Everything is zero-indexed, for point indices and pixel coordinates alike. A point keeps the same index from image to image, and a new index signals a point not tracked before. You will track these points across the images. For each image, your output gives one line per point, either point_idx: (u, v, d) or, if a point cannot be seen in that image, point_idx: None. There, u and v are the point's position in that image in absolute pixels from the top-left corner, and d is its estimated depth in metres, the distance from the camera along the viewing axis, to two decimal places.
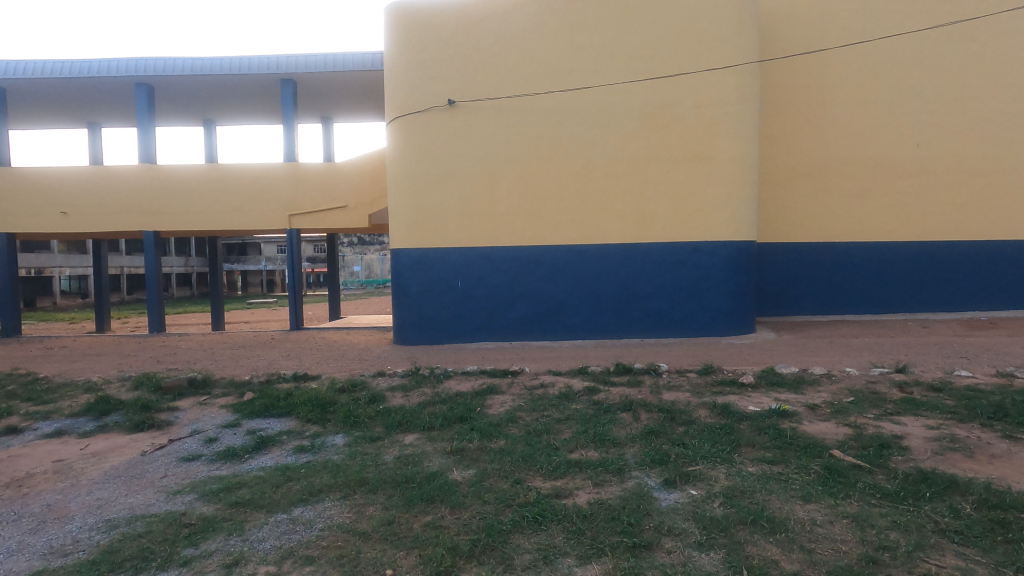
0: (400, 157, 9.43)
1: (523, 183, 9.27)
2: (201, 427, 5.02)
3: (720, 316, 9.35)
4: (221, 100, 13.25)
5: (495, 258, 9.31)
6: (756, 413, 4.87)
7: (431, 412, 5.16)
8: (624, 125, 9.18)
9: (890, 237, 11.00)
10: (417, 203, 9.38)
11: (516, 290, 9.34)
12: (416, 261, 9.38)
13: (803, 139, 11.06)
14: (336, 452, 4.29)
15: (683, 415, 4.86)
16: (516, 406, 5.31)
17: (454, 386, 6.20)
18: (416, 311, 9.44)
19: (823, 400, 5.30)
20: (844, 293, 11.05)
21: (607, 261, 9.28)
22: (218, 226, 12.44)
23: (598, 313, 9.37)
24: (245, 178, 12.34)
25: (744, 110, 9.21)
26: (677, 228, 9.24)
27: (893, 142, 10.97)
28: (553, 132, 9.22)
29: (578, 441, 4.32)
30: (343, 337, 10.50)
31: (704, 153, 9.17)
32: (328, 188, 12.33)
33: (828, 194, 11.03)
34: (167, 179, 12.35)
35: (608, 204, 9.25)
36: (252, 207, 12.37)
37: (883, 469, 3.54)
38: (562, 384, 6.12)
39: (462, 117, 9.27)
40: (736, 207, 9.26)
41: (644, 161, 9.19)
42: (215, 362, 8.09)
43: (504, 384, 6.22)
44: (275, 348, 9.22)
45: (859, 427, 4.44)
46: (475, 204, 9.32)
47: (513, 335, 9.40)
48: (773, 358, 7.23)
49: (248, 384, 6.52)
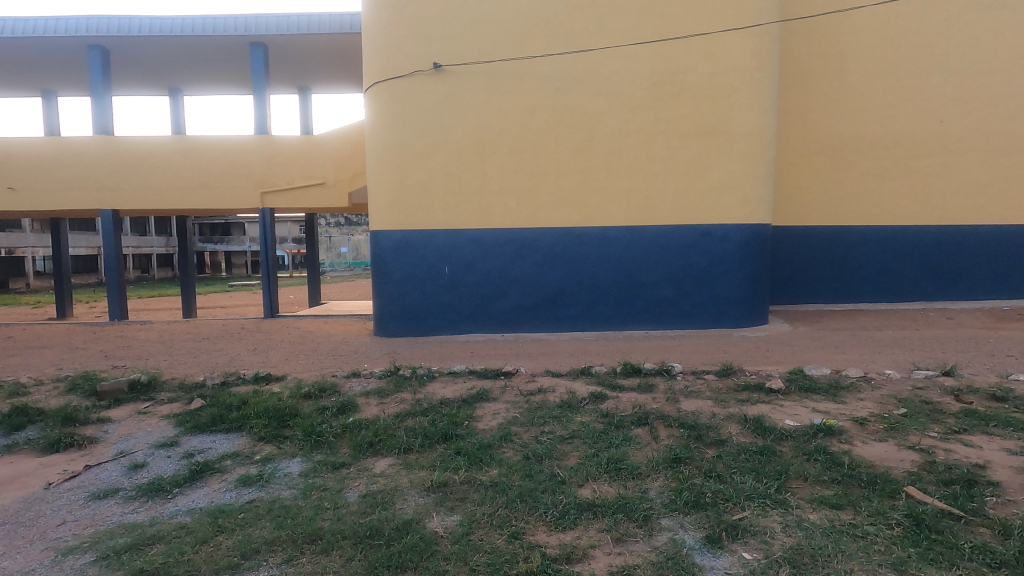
0: (379, 128, 8.43)
1: (517, 158, 8.36)
2: (129, 448, 4.15)
3: (731, 306, 8.58)
4: (186, 65, 12.09)
5: (487, 242, 8.43)
6: (796, 430, 4.10)
7: (409, 427, 4.32)
8: (630, 95, 8.27)
9: (910, 220, 10.26)
10: (400, 179, 8.41)
11: (509, 276, 8.49)
12: (398, 244, 8.46)
13: (819, 114, 10.21)
14: (288, 486, 3.44)
15: (711, 434, 4.06)
16: (511, 421, 4.49)
17: (439, 391, 5.34)
18: (399, 300, 8.55)
19: (869, 411, 4.52)
20: (860, 280, 10.31)
21: (608, 245, 8.44)
22: (184, 204, 11.40)
23: (599, 302, 8.56)
24: (213, 151, 11.27)
25: (762, 79, 8.31)
26: (685, 209, 8.41)
27: (915, 118, 10.16)
28: (551, 102, 8.28)
29: (589, 471, 3.51)
30: (319, 327, 9.60)
31: (718, 126, 8.30)
32: (304, 162, 11.32)
33: (845, 174, 10.24)
34: (127, 151, 11.25)
35: (611, 182, 8.37)
36: (221, 184, 11.33)
37: (984, 520, 2.78)
38: (563, 389, 5.29)
39: (449, 83, 8.30)
40: (752, 186, 8.43)
41: (652, 134, 8.31)
42: (170, 358, 7.18)
43: (498, 388, 5.38)
44: (241, 341, 8.31)
45: (927, 451, 3.68)
46: (464, 182, 8.40)
47: (506, 326, 8.57)
48: (797, 356, 6.45)
49: (200, 387, 5.64)
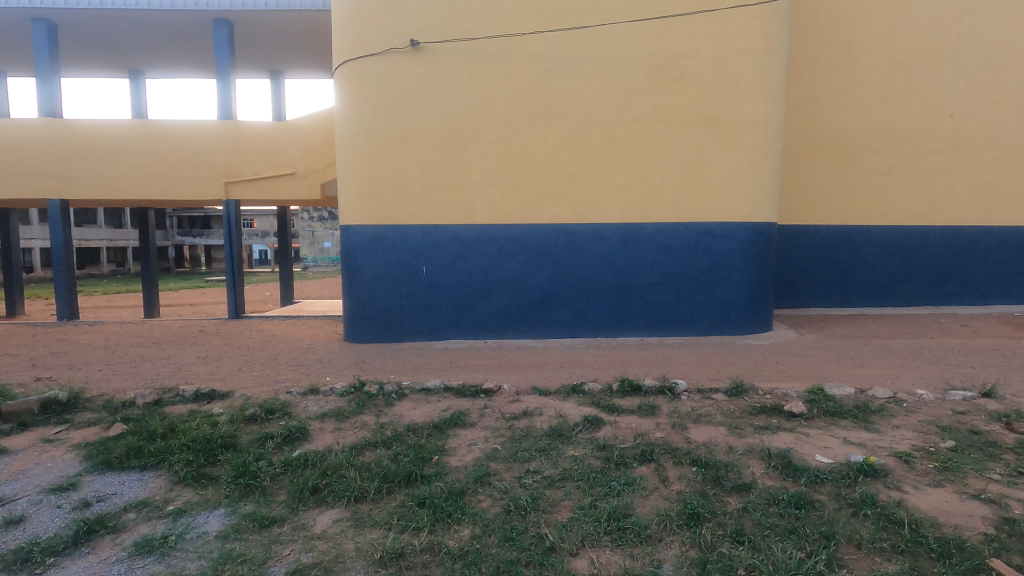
0: (351, 111, 7.61)
1: (503, 148, 7.60)
2: (12, 493, 3.33)
3: (734, 312, 7.91)
4: (145, 43, 11.14)
5: (469, 239, 7.67)
6: (832, 470, 3.42)
7: (365, 465, 3.55)
8: (626, 80, 7.55)
9: (918, 220, 9.68)
10: (373, 168, 7.60)
11: (493, 277, 7.74)
12: (371, 241, 7.66)
13: (825, 105, 9.57)
14: (198, 555, 2.66)
15: (731, 476, 3.36)
16: (489, 456, 3.75)
17: (407, 415, 4.57)
18: (371, 302, 7.75)
19: (911, 444, 3.85)
20: (866, 283, 9.70)
21: (601, 244, 7.73)
22: (140, 194, 10.46)
23: (591, 306, 7.84)
24: (173, 136, 10.36)
25: (771, 64, 7.62)
26: (685, 205, 7.72)
27: (924, 112, 9.57)
28: (541, 85, 7.53)
29: (585, 532, 2.79)
30: (284, 330, 8.75)
31: (722, 115, 7.61)
32: (273, 150, 10.44)
33: (852, 170, 9.63)
34: (76, 135, 10.29)
35: (606, 175, 7.65)
36: (181, 173, 10.42)
37: None
38: (552, 412, 4.56)
39: (429, 63, 7.49)
40: (758, 182, 7.75)
41: (650, 124, 7.61)
42: (105, 368, 6.32)
43: (476, 411, 4.63)
44: (193, 348, 7.45)
45: (998, 502, 3.01)
46: (444, 173, 7.62)
47: (489, 331, 7.84)
48: (811, 370, 5.78)
49: (128, 407, 4.81)
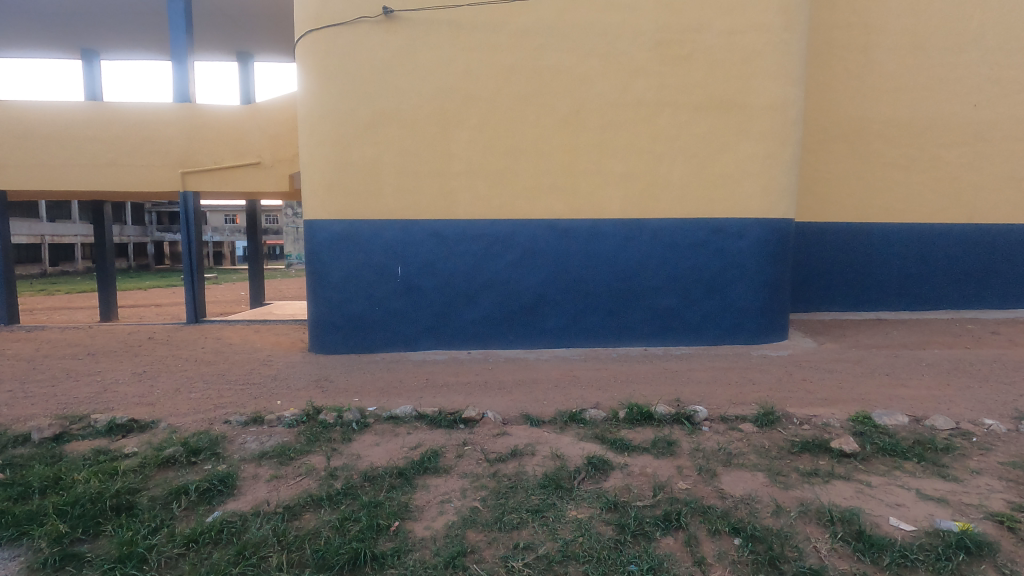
0: (315, 90, 6.65)
1: (489, 133, 6.70)
2: None
3: (747, 319, 7.10)
4: (94, 17, 10.07)
5: (450, 236, 6.77)
6: (920, 546, 2.58)
7: (299, 540, 2.65)
8: (629, 57, 6.67)
9: (940, 218, 8.93)
10: (341, 155, 6.66)
11: (478, 280, 6.84)
12: (338, 238, 6.72)
13: (842, 92, 8.76)
14: None
15: (791, 558, 2.50)
16: (467, 520, 2.87)
17: (366, 455, 3.68)
18: (338, 307, 6.82)
19: (1005, 499, 3.03)
20: (883, 286, 8.95)
21: (600, 243, 6.86)
22: (87, 184, 9.41)
23: (589, 313, 6.98)
24: (124, 121, 9.33)
25: (790, 42, 6.78)
26: (694, 199, 6.87)
27: (947, 100, 8.80)
28: (532, 61, 6.64)
29: None
30: (242, 338, 7.79)
31: (736, 99, 6.77)
32: (235, 137, 9.44)
33: (869, 163, 8.85)
34: (13, 119, 9.21)
35: (605, 165, 6.79)
36: (132, 162, 9.39)
37: None
38: (548, 450, 3.68)
39: (405, 35, 6.56)
40: (775, 174, 6.92)
41: (655, 107, 6.74)
42: (16, 389, 5.31)
43: (453, 449, 3.75)
44: (131, 361, 6.46)
45: None
46: (422, 160, 6.70)
47: (473, 341, 6.95)
48: (846, 391, 4.98)
49: (18, 446, 3.86)
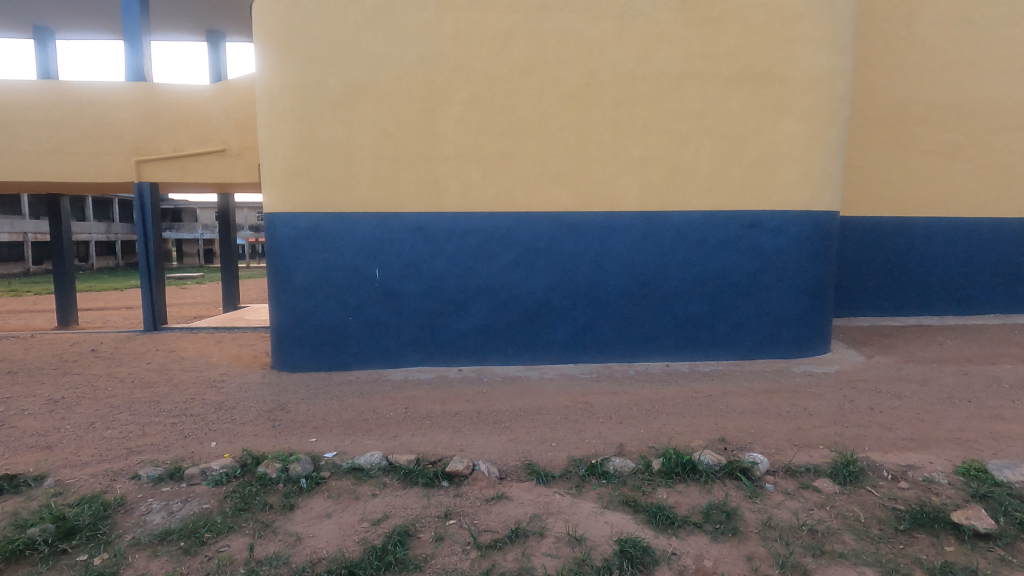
0: (275, 58, 5.58)
1: (483, 109, 5.65)
2: None
3: (784, 328, 6.08)
4: None
5: (437, 233, 5.72)
6: None
7: None
8: (648, 19, 5.62)
9: (992, 211, 7.91)
10: (306, 136, 5.61)
11: (470, 284, 5.80)
12: (304, 235, 5.66)
13: (884, 69, 7.71)
14: None
15: None
16: None
17: (310, 536, 2.64)
18: (304, 317, 5.77)
19: None
20: (925, 287, 7.96)
21: (614, 239, 5.83)
22: (27, 173, 8.30)
23: (600, 323, 5.95)
24: (71, 103, 8.24)
25: (837, 3, 5.72)
26: (724, 189, 5.84)
27: (1000, 80, 7.76)
28: (533, 24, 5.58)
29: None
30: (199, 350, 6.74)
31: (775, 69, 5.73)
32: (197, 121, 8.36)
33: (912, 151, 7.83)
34: None
35: (620, 149, 5.75)
36: (80, 149, 8.30)
37: None
38: (564, 529, 2.65)
39: None
40: (819, 159, 5.89)
41: (679, 79, 5.70)
42: None
43: (431, 526, 2.71)
44: (54, 382, 5.40)
45: None
46: (402, 142, 5.65)
47: (464, 355, 5.91)
48: (929, 425, 3.96)
49: None
